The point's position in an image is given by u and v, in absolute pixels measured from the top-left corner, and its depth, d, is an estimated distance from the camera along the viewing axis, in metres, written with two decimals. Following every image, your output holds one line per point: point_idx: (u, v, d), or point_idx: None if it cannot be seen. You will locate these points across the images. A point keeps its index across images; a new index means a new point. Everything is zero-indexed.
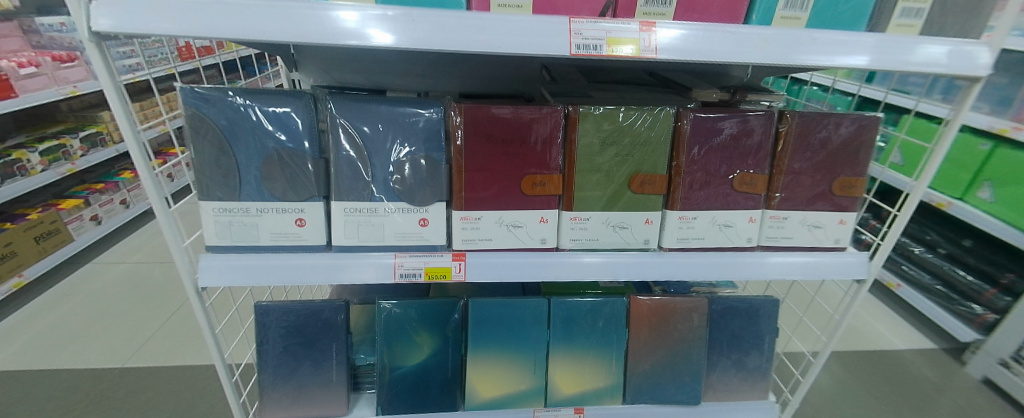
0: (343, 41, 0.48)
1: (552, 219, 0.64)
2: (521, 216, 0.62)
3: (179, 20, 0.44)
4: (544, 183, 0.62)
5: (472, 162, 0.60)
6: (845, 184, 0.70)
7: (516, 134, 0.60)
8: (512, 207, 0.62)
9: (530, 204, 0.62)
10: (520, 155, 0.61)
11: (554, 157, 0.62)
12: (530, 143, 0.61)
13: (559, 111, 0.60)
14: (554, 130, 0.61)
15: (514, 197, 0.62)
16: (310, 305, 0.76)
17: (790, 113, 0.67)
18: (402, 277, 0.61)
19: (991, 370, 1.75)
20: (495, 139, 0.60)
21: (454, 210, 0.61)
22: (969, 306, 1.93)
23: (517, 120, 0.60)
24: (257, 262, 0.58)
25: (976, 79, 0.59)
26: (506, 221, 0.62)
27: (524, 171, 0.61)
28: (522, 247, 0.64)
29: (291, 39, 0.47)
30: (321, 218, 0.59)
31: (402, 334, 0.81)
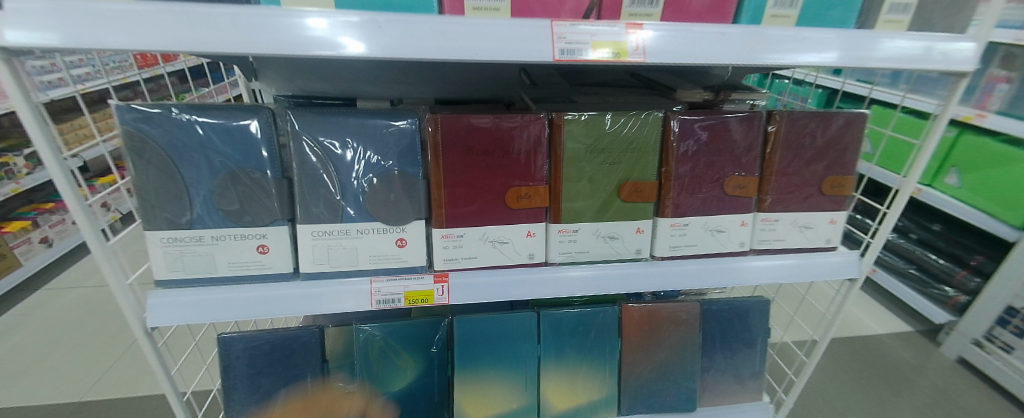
0: (308, 51, 0.43)
1: (540, 232, 0.60)
2: (507, 231, 0.59)
3: (108, 32, 0.39)
4: (530, 196, 0.58)
5: (451, 177, 0.56)
6: (834, 183, 0.69)
7: (498, 145, 0.56)
8: (497, 223, 0.58)
9: (516, 218, 0.59)
10: (503, 167, 0.57)
11: (539, 167, 0.58)
12: (513, 154, 0.57)
13: (543, 119, 0.57)
14: (536, 139, 0.57)
15: (498, 211, 0.58)
16: (285, 333, 0.72)
17: (778, 113, 0.65)
18: (379, 304, 0.57)
19: (965, 349, 1.81)
20: (476, 150, 0.56)
21: (434, 228, 0.57)
22: (941, 289, 1.99)
23: (498, 130, 0.56)
24: (215, 295, 0.53)
25: (963, 74, 0.59)
26: (491, 237, 0.58)
27: (509, 184, 0.57)
28: (509, 264, 0.60)
29: (243, 50, 0.42)
30: (287, 244, 0.54)
31: (383, 358, 0.76)
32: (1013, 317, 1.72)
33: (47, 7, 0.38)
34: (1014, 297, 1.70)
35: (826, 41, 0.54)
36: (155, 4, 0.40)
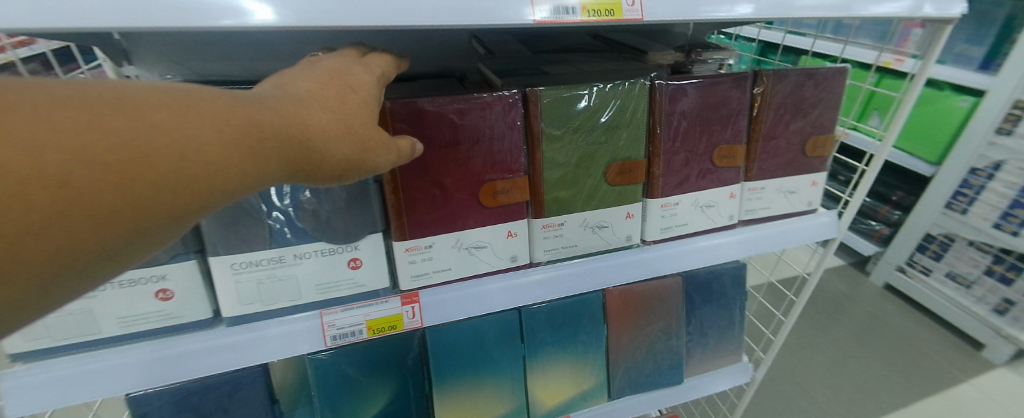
0: (205, 21, 0.31)
1: (522, 231, 0.52)
2: (484, 234, 0.50)
3: None
4: (506, 190, 0.49)
5: (409, 176, 0.45)
6: (817, 144, 0.66)
7: (466, 133, 0.46)
8: (471, 225, 0.49)
9: (493, 217, 0.50)
10: (473, 159, 0.47)
11: (515, 155, 0.49)
12: (484, 143, 0.47)
13: (513, 96, 0.47)
14: (508, 122, 0.47)
15: (472, 213, 0.49)
16: (212, 382, 0.58)
17: (765, 73, 0.60)
18: (335, 340, 0.47)
19: (891, 276, 1.99)
20: (437, 141, 0.45)
21: (394, 240, 0.47)
22: (868, 223, 2.13)
23: (463, 114, 0.46)
24: (107, 361, 0.41)
25: (946, 19, 0.56)
26: (465, 243, 0.49)
27: (483, 178, 0.48)
28: (490, 270, 0.52)
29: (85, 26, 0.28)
30: (197, 285, 0.43)
31: (347, 386, 0.65)
32: (931, 243, 1.88)
33: None
34: (931, 225, 1.86)
35: None
36: None
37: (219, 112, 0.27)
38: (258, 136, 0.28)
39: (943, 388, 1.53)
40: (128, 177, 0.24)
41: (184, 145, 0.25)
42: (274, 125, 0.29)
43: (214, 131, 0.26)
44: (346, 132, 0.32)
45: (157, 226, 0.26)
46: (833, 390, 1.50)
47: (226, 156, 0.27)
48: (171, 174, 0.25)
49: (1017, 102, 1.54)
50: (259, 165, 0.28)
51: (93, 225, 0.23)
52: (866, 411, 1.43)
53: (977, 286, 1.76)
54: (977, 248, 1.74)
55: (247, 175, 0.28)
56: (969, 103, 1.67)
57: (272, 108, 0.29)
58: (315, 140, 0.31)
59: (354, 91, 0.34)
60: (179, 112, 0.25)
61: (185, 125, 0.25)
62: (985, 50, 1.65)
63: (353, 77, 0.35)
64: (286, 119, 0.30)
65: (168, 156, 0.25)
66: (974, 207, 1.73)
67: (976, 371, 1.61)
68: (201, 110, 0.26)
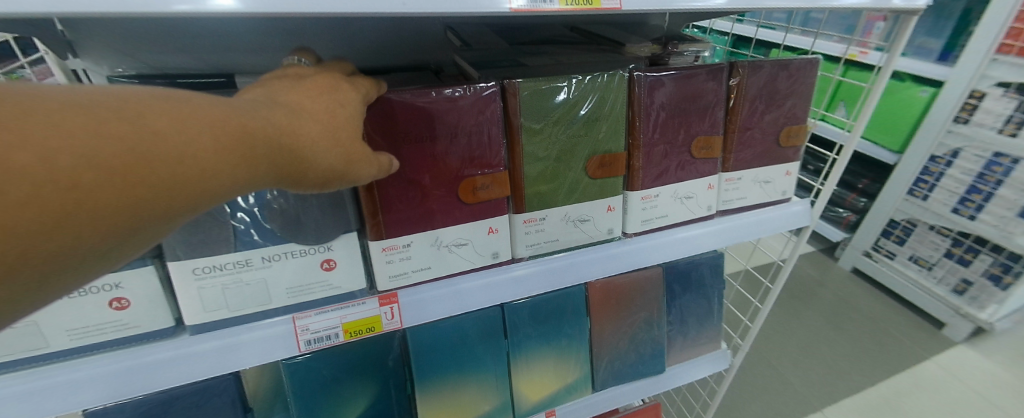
0: (162, 7, 0.28)
1: (503, 227, 0.51)
2: (464, 231, 0.49)
3: None
4: (486, 186, 0.48)
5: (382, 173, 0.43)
6: (791, 134, 0.67)
7: (442, 127, 0.45)
8: (450, 222, 0.48)
9: (473, 213, 0.48)
10: (450, 154, 0.46)
11: (495, 150, 0.48)
12: (462, 138, 0.46)
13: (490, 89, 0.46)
14: (486, 115, 0.46)
15: (450, 209, 0.47)
16: (177, 393, 0.55)
17: (741, 64, 0.60)
18: (311, 345, 0.45)
19: (858, 261, 2.08)
20: (411, 135, 0.44)
21: (370, 241, 0.45)
22: (836, 210, 2.21)
23: (438, 108, 0.44)
24: (60, 377, 0.38)
25: (911, 10, 0.57)
26: (444, 241, 0.48)
27: (462, 173, 0.47)
28: (472, 269, 0.51)
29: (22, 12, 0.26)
30: (157, 292, 0.40)
31: (326, 392, 0.63)
32: (895, 228, 1.96)
33: None
34: (895, 211, 1.94)
35: None
36: None
37: (219, 118, 0.26)
38: (255, 143, 0.27)
39: (907, 365, 1.61)
40: (125, 181, 0.22)
41: (184, 153, 0.24)
42: (270, 133, 0.28)
43: (214, 138, 0.25)
44: (337, 144, 0.32)
45: (146, 232, 0.25)
46: (806, 372, 1.56)
47: (224, 162, 0.26)
48: (167, 180, 0.24)
49: (973, 92, 1.61)
50: (253, 173, 0.28)
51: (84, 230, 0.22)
52: (838, 391, 1.49)
53: (937, 267, 1.84)
54: (938, 232, 1.82)
55: (240, 183, 0.27)
56: (929, 93, 1.75)
57: (267, 117, 0.28)
58: (307, 149, 0.30)
59: (342, 106, 0.34)
60: (179, 117, 0.25)
61: (187, 131, 0.24)
62: (943, 42, 1.74)
63: (339, 93, 0.35)
64: (280, 128, 0.29)
65: (166, 162, 0.24)
66: (934, 192, 1.80)
67: (937, 348, 1.70)
68: (202, 116, 0.25)
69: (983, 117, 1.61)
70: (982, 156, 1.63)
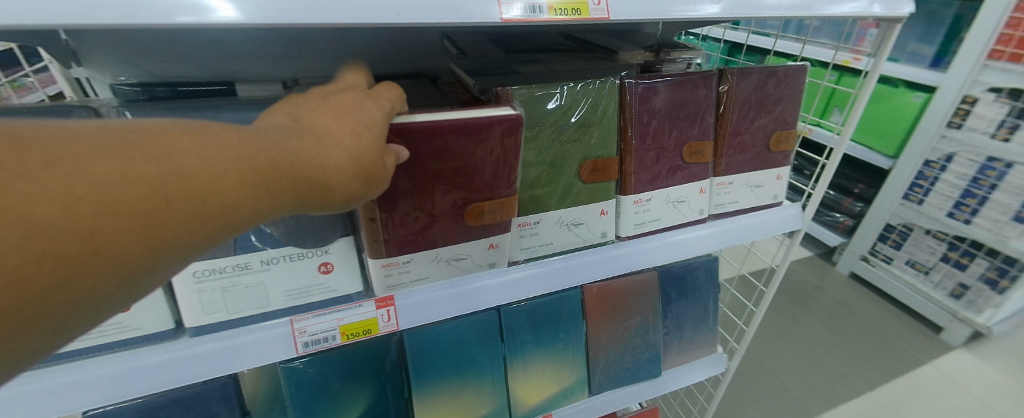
0: (169, 18, 0.30)
1: (504, 242, 0.51)
2: (465, 247, 0.49)
3: None
4: (494, 212, 0.48)
5: (391, 196, 0.43)
6: (781, 139, 0.68)
7: (459, 157, 0.44)
8: (451, 241, 0.48)
9: (474, 235, 0.49)
10: (461, 181, 0.45)
11: (507, 178, 0.47)
12: (476, 168, 0.45)
13: (513, 120, 0.44)
14: (504, 146, 0.45)
15: (453, 230, 0.47)
16: (174, 395, 0.56)
17: (730, 71, 0.62)
18: (308, 347, 0.46)
19: (856, 265, 2.08)
20: (424, 163, 0.42)
21: (370, 257, 0.45)
22: (833, 215, 2.22)
23: (458, 138, 0.43)
24: (62, 378, 0.39)
25: (894, 19, 0.59)
26: (444, 257, 0.49)
27: (471, 200, 0.46)
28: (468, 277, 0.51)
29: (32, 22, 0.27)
30: (159, 295, 0.41)
31: (323, 396, 0.64)
32: (891, 233, 1.97)
33: None
34: (891, 215, 1.96)
35: None
36: None
37: (240, 152, 0.27)
38: (274, 174, 0.28)
39: (905, 370, 1.61)
40: (150, 221, 0.24)
41: (203, 189, 0.25)
42: (290, 163, 0.29)
43: (232, 173, 0.26)
44: (356, 168, 0.32)
45: (178, 262, 0.27)
46: (805, 377, 1.56)
47: (244, 196, 0.27)
48: (190, 215, 0.25)
49: (965, 98, 1.63)
50: (274, 202, 0.29)
51: (123, 267, 0.25)
52: (837, 396, 1.49)
53: (934, 272, 1.85)
54: (934, 236, 1.83)
55: (260, 213, 0.28)
56: (922, 99, 1.77)
57: (285, 146, 0.29)
58: (326, 175, 0.30)
59: (373, 123, 0.34)
60: (200, 153, 0.26)
61: (205, 168, 0.26)
62: (935, 49, 1.75)
63: (363, 110, 0.34)
64: (298, 156, 0.29)
65: (188, 199, 0.25)
66: (929, 197, 1.82)
67: (936, 353, 1.70)
68: (220, 152, 0.26)
69: (976, 122, 1.63)
70: (975, 160, 1.65)
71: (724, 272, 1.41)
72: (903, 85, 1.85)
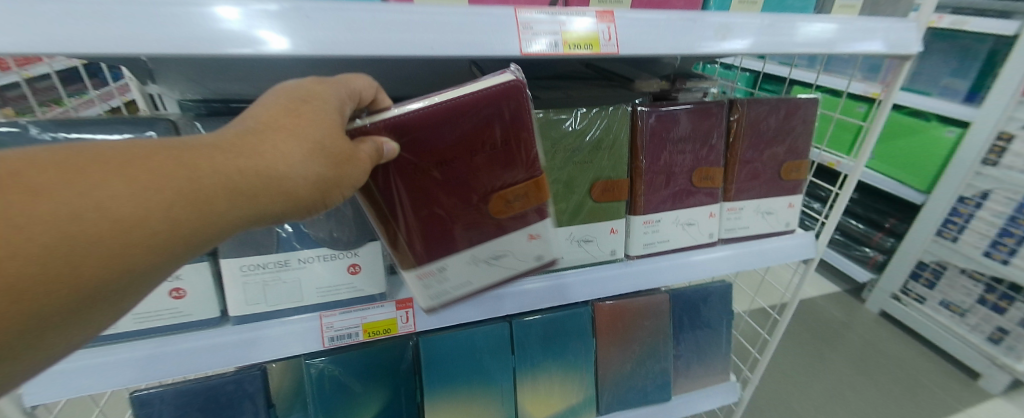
0: (220, 49, 0.34)
1: (542, 232, 0.50)
2: (501, 244, 0.49)
3: None
4: (519, 199, 0.47)
5: (411, 201, 0.44)
6: (792, 168, 0.70)
7: (464, 143, 0.42)
8: (488, 237, 0.48)
9: (509, 227, 0.48)
10: (477, 171, 0.44)
11: (526, 155, 0.45)
12: (486, 150, 0.43)
13: (512, 87, 0.42)
14: (515, 120, 0.43)
15: (484, 225, 0.47)
16: (211, 382, 0.61)
17: (740, 102, 0.65)
18: (333, 341, 0.50)
19: (885, 303, 2.00)
20: (434, 156, 0.42)
21: (405, 271, 0.47)
22: (862, 250, 2.15)
23: (466, 118, 0.41)
24: (120, 355, 0.44)
25: (905, 56, 0.61)
26: (481, 259, 0.49)
27: (491, 189, 0.45)
28: (511, 275, 0.51)
29: (124, 50, 0.32)
30: (208, 285, 0.46)
31: (341, 395, 0.68)
32: (925, 271, 1.90)
33: None
34: (923, 252, 1.89)
35: (781, 27, 0.53)
36: None
37: (166, 167, 0.28)
38: (205, 189, 0.29)
39: None
40: (83, 255, 0.26)
41: (129, 215, 0.27)
42: (226, 169, 0.30)
43: (155, 195, 0.28)
44: (306, 163, 0.32)
45: (145, 270, 0.29)
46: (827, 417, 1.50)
47: (186, 204, 0.29)
48: (130, 231, 0.27)
49: (1002, 134, 1.60)
50: (219, 213, 0.30)
51: (85, 300, 0.27)
52: None
53: (971, 314, 1.77)
54: (969, 276, 1.76)
55: (209, 217, 0.30)
56: (955, 134, 1.73)
57: (213, 158, 0.30)
58: (269, 177, 0.31)
59: (311, 108, 0.34)
60: (116, 180, 0.27)
61: (125, 194, 0.27)
62: (969, 84, 1.70)
63: (300, 102, 0.34)
64: (240, 163, 0.31)
65: (112, 226, 0.27)
66: (964, 234, 1.76)
67: (972, 401, 1.61)
68: (141, 180, 0.28)
69: (1013, 159, 1.58)
70: (1013, 198, 1.60)
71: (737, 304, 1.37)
72: (935, 119, 1.81)
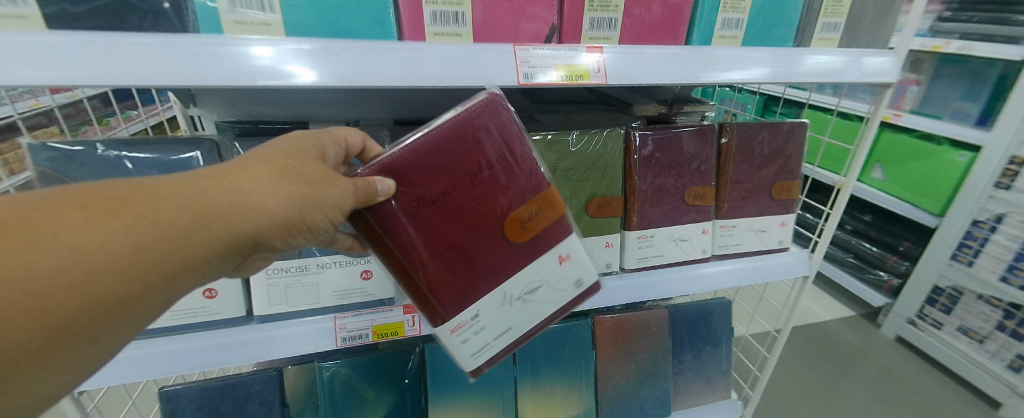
0: (255, 81, 0.39)
1: (573, 252, 0.50)
2: (533, 277, 0.49)
3: (35, 64, 0.34)
4: (534, 218, 0.47)
5: (430, 249, 0.45)
6: (783, 188, 0.73)
7: (460, 172, 0.44)
8: (518, 268, 0.48)
9: (530, 249, 0.48)
10: (484, 201, 0.45)
11: (523, 171, 0.46)
12: (483, 172, 0.44)
13: (485, 104, 0.44)
14: (499, 136, 0.45)
15: (506, 253, 0.47)
16: (233, 380, 0.66)
17: (729, 125, 0.70)
18: (344, 341, 0.54)
19: (902, 329, 1.88)
20: (436, 191, 0.44)
21: (438, 329, 0.48)
22: (877, 273, 2.01)
23: (454, 141, 0.43)
24: (157, 348, 0.48)
25: (887, 84, 0.65)
26: (514, 296, 0.49)
27: (504, 214, 0.46)
28: (550, 306, 0.51)
29: (176, 83, 0.38)
30: (237, 287, 0.51)
31: (350, 398, 0.71)
32: (940, 296, 1.80)
33: None
34: (939, 277, 1.79)
35: (762, 59, 0.57)
36: (73, 35, 0.35)
37: (135, 205, 0.32)
38: (174, 215, 0.32)
39: None
40: (56, 283, 0.29)
41: (96, 244, 0.30)
42: (197, 202, 0.33)
43: (122, 224, 0.31)
44: (274, 184, 0.36)
45: (124, 297, 0.32)
46: None
47: (156, 235, 0.32)
48: (107, 262, 0.30)
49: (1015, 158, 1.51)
50: (194, 241, 0.33)
51: (66, 329, 0.30)
52: None
53: (991, 341, 1.65)
54: (987, 301, 1.66)
55: (183, 246, 0.33)
56: (968, 158, 1.64)
57: (179, 188, 0.33)
58: (242, 203, 0.35)
59: (281, 148, 0.38)
60: (76, 219, 0.30)
61: (90, 225, 0.30)
62: (981, 107, 1.64)
63: (270, 146, 0.38)
64: (211, 197, 0.34)
65: (81, 255, 0.29)
66: (980, 258, 1.66)
67: None
68: (104, 213, 0.31)
69: None
70: None
71: (738, 323, 1.39)
72: (946, 142, 1.73)
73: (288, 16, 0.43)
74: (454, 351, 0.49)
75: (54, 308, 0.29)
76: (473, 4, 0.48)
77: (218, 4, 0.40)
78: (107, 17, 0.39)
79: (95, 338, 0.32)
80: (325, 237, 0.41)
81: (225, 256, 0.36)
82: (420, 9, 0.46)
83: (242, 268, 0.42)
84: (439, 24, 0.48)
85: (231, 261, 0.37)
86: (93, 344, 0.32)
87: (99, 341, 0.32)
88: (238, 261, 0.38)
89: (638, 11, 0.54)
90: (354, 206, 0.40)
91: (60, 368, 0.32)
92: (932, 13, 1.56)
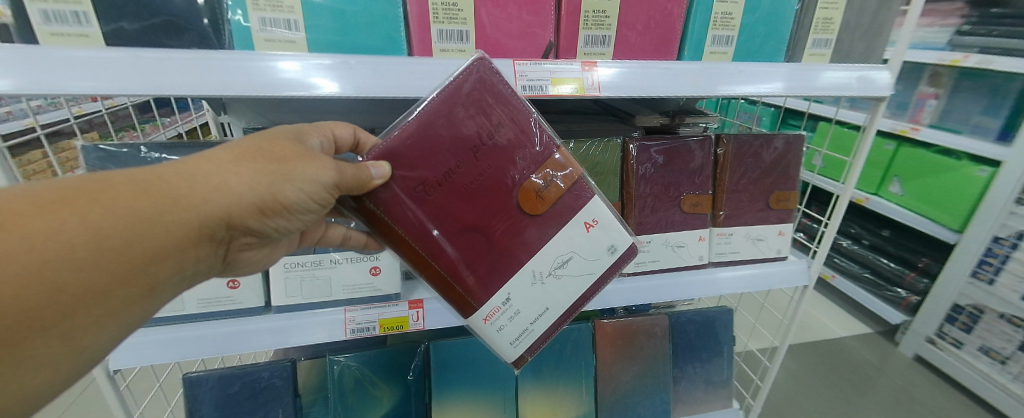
0: (280, 91, 0.44)
1: (598, 220, 0.52)
2: (557, 252, 0.51)
3: (100, 77, 0.39)
4: (546, 186, 0.49)
5: (450, 233, 0.48)
6: (780, 198, 0.75)
7: (459, 151, 0.47)
8: (539, 238, 0.50)
9: (539, 217, 0.50)
10: (488, 178, 0.48)
11: (513, 139, 0.48)
12: (480, 147, 0.47)
13: (468, 76, 0.46)
14: (484, 107, 0.47)
15: (522, 223, 0.50)
16: (250, 369, 0.70)
17: (726, 136, 0.72)
18: (354, 332, 0.58)
19: (921, 348, 1.67)
20: (440, 173, 0.47)
21: (471, 319, 0.51)
22: (894, 290, 1.79)
23: (445, 118, 0.46)
24: (183, 333, 0.53)
25: (880, 98, 0.66)
26: (544, 272, 0.51)
27: (512, 186, 0.48)
28: (590, 278, 0.53)
29: (211, 93, 0.42)
30: (258, 279, 0.56)
31: (358, 390, 0.75)
32: (960, 314, 1.60)
33: (19, 54, 0.38)
34: (959, 294, 1.59)
35: (753, 72, 0.59)
36: (128, 51, 0.40)
37: (95, 199, 0.33)
38: (138, 205, 0.35)
39: None
40: (9, 273, 0.30)
41: (50, 233, 0.32)
42: (161, 191, 0.35)
43: (80, 216, 0.33)
44: (239, 165, 0.38)
45: (93, 287, 0.34)
46: None
47: (119, 225, 0.34)
48: (70, 255, 0.32)
49: None
50: (161, 226, 0.35)
51: (40, 321, 0.32)
52: None
53: (1013, 362, 1.45)
54: (1009, 321, 1.47)
55: (149, 231, 0.35)
56: (988, 174, 1.47)
57: (137, 177, 0.35)
58: (208, 189, 0.37)
59: (250, 139, 0.40)
60: (34, 220, 0.31)
61: (42, 214, 0.32)
62: (1002, 122, 1.48)
63: (241, 138, 0.40)
64: (175, 185, 0.36)
65: (37, 245, 0.31)
66: (1001, 277, 1.48)
67: None
68: (56, 205, 0.32)
69: None
70: None
71: (740, 334, 1.41)
72: (966, 158, 1.55)
73: (311, 34, 0.48)
74: (493, 341, 0.53)
75: (23, 302, 0.31)
76: (478, 23, 0.53)
77: (251, 23, 0.46)
78: (156, 34, 0.44)
79: (66, 334, 0.34)
80: (304, 216, 0.42)
81: (200, 243, 0.38)
82: (427, 28, 0.51)
83: (229, 262, 0.44)
84: (445, 41, 0.52)
85: (207, 249, 0.39)
86: (69, 339, 0.34)
87: (76, 334, 0.34)
88: (220, 248, 0.40)
89: (631, 30, 0.58)
90: (334, 181, 0.41)
91: (33, 366, 0.33)
92: (950, 26, 1.51)
